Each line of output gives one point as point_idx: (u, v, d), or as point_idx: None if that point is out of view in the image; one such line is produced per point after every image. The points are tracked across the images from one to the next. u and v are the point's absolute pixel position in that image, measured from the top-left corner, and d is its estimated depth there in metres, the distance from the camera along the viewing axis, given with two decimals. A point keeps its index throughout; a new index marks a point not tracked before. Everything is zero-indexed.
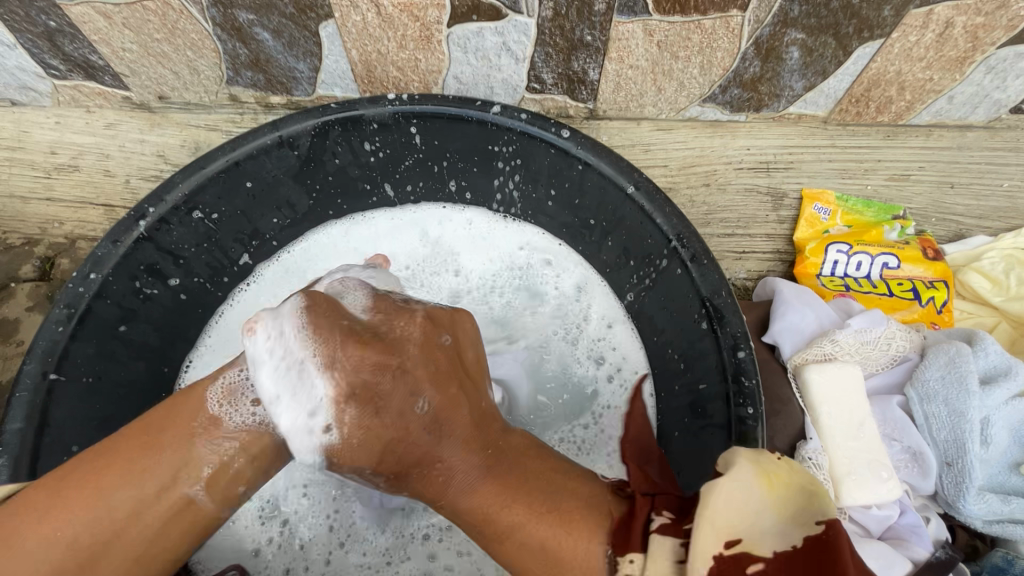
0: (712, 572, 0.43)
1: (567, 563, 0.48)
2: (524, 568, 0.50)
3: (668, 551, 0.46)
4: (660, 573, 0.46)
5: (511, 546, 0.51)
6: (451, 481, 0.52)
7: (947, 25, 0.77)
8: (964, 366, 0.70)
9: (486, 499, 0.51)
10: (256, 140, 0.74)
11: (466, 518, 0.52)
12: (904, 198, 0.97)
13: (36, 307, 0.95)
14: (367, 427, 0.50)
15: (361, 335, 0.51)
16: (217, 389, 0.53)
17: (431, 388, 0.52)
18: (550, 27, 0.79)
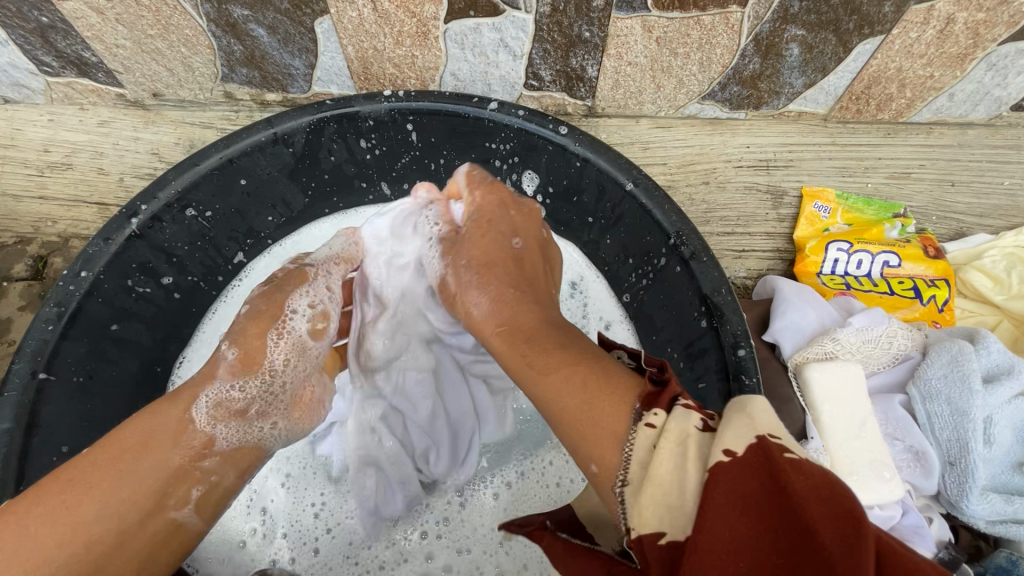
0: (731, 466, 0.35)
1: (598, 414, 0.42)
2: (558, 413, 0.44)
3: (683, 426, 0.38)
4: (678, 440, 0.37)
5: (552, 379, 0.45)
6: (507, 304, 0.57)
7: (948, 21, 0.76)
8: (967, 364, 0.69)
9: (538, 333, 0.52)
10: (250, 136, 0.73)
11: (512, 338, 0.53)
12: (906, 196, 0.96)
13: (29, 306, 0.91)
14: (478, 235, 0.65)
15: (511, 198, 0.69)
16: (204, 402, 0.56)
17: (525, 232, 0.66)
18: (548, 23, 0.78)
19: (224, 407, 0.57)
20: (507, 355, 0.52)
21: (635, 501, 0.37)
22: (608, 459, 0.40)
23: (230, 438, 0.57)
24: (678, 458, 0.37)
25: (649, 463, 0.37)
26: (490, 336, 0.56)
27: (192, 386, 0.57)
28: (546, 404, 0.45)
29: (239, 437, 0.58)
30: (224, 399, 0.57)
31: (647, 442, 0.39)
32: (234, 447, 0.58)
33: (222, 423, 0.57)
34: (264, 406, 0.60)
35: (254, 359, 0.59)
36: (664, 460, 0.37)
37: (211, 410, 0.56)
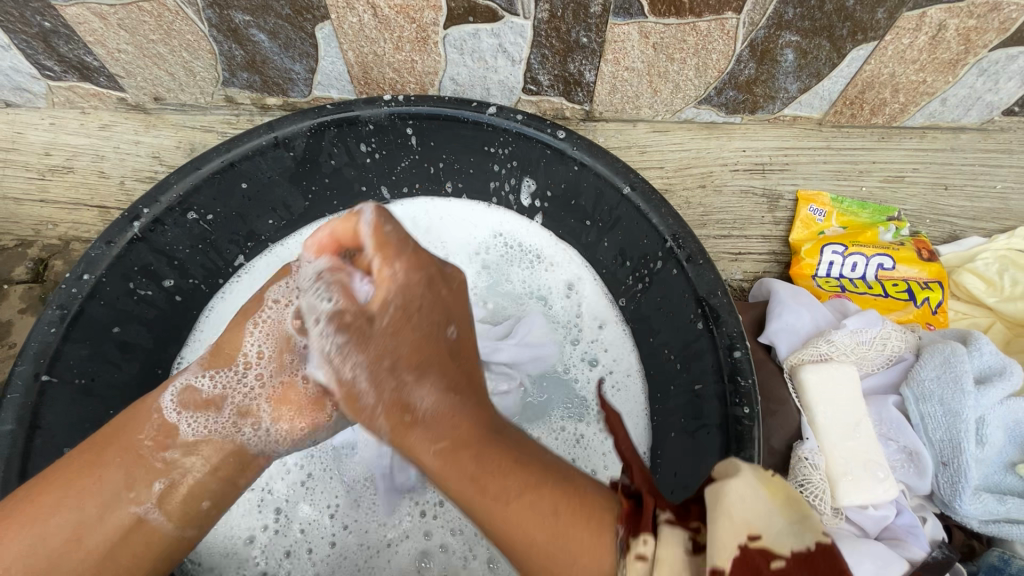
0: None
1: (575, 541, 0.43)
2: (524, 546, 0.45)
3: (675, 555, 0.40)
4: (671, 569, 0.39)
5: (518, 508, 0.45)
6: (443, 417, 0.48)
7: (939, 28, 0.77)
8: (959, 366, 0.70)
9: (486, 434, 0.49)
10: (251, 140, 0.74)
11: (454, 455, 0.47)
12: (900, 199, 0.97)
13: (29, 309, 0.91)
14: (404, 330, 0.50)
15: (438, 273, 0.54)
16: (172, 392, 0.58)
17: (454, 312, 0.55)
18: (546, 29, 0.79)
19: (191, 396, 0.58)
20: (456, 480, 0.47)
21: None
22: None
23: (192, 426, 0.57)
24: None
25: None
26: (428, 456, 0.48)
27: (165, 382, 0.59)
28: (511, 535, 0.45)
29: (205, 426, 0.57)
30: (189, 390, 0.58)
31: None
32: (200, 437, 0.57)
33: (186, 415, 0.57)
34: (236, 397, 0.58)
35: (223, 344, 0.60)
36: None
37: (179, 397, 0.58)
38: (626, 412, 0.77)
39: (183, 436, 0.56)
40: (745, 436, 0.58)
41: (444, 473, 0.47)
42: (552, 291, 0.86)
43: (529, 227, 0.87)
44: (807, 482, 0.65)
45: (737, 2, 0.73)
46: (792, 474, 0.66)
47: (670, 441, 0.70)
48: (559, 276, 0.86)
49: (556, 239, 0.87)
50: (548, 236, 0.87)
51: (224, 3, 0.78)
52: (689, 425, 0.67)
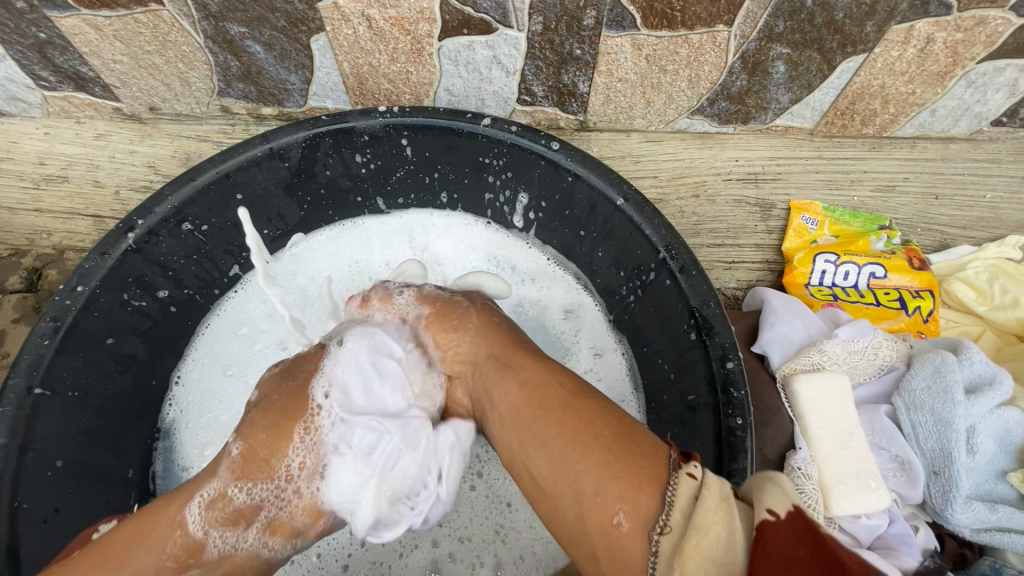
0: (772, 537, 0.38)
1: (642, 441, 0.44)
2: (582, 434, 0.45)
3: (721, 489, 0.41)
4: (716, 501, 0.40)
5: (588, 407, 0.47)
6: (530, 342, 0.60)
7: (927, 41, 0.78)
8: (950, 375, 0.71)
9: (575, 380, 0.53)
10: (246, 152, 0.74)
11: (545, 362, 0.54)
12: (891, 208, 0.98)
13: (22, 319, 0.90)
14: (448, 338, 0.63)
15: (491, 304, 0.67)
16: (199, 502, 0.56)
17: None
18: (540, 41, 0.80)
19: (218, 509, 0.56)
20: (538, 379, 0.51)
21: (672, 552, 0.38)
22: (645, 501, 0.41)
23: (218, 546, 0.56)
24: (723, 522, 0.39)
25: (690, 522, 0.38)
26: (507, 355, 0.56)
27: (190, 487, 0.57)
28: (568, 429, 0.46)
29: (233, 546, 0.57)
30: (216, 500, 0.56)
31: (690, 493, 0.40)
32: (223, 557, 0.56)
33: (214, 531, 0.56)
34: (271, 511, 0.58)
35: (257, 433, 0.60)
36: (710, 510, 0.39)
37: (206, 512, 0.56)
38: None
39: (207, 556, 0.55)
40: (738, 447, 0.58)
41: (523, 372, 0.53)
42: (551, 312, 0.86)
43: (531, 248, 0.89)
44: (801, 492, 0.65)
45: (729, 15, 0.74)
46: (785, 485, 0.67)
47: None
48: (560, 299, 0.87)
49: (551, 259, 0.88)
50: (546, 257, 0.88)
51: (219, 14, 0.78)
52: (683, 435, 0.67)
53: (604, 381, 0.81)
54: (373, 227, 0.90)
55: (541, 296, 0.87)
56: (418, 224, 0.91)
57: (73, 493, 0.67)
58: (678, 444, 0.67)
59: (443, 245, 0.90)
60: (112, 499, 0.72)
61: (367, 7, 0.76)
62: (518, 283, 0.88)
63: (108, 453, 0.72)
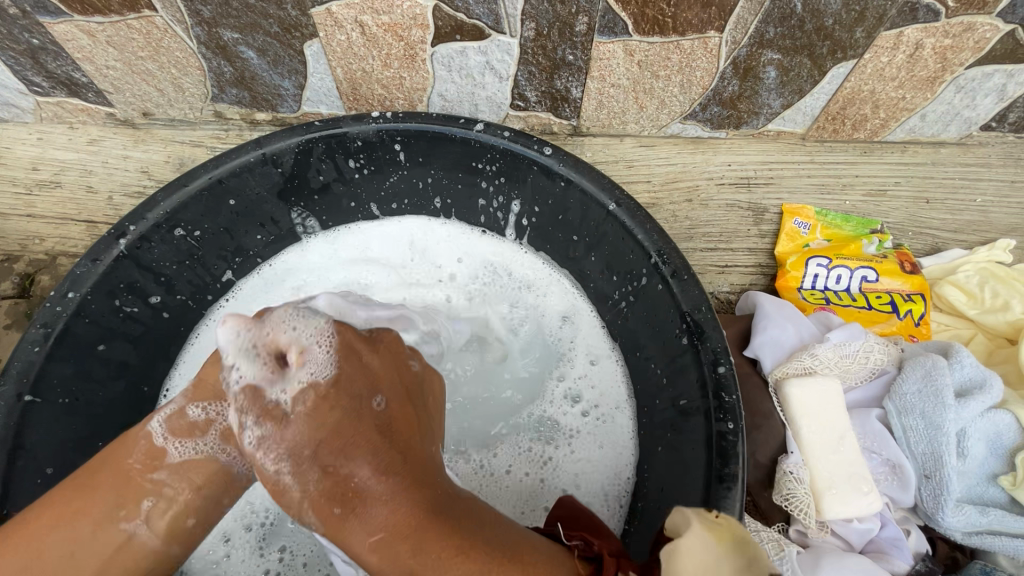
0: None
1: None
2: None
3: None
4: None
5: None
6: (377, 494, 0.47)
7: (916, 47, 0.79)
8: (940, 379, 0.71)
9: (434, 544, 0.46)
10: (239, 158, 0.74)
11: (403, 539, 0.46)
12: (882, 212, 0.98)
13: (14, 324, 0.89)
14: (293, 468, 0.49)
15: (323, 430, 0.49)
16: (159, 416, 0.56)
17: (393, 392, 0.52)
18: (532, 47, 0.80)
19: (175, 418, 0.56)
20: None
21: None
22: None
23: (178, 450, 0.55)
24: None
25: None
26: (360, 544, 0.47)
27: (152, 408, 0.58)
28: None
29: (193, 450, 0.55)
30: (175, 413, 0.56)
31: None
32: (184, 459, 0.55)
33: (173, 439, 0.55)
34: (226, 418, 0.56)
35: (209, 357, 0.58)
36: None
37: (167, 423, 0.55)
38: (610, 442, 0.76)
39: (169, 459, 0.55)
40: (729, 451, 0.58)
41: (387, 564, 0.47)
42: (547, 319, 0.86)
43: (527, 255, 0.89)
44: (792, 495, 0.66)
45: (720, 21, 0.75)
46: (777, 489, 0.68)
47: (656, 455, 0.70)
48: (555, 307, 0.86)
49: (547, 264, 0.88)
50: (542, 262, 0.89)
51: (213, 21, 0.78)
52: (675, 440, 0.67)
53: (599, 388, 0.80)
54: (369, 233, 0.90)
55: (536, 304, 0.87)
56: (414, 229, 0.91)
57: None
58: (671, 449, 0.67)
59: (437, 251, 0.90)
60: None
61: (360, 13, 0.76)
62: (513, 288, 0.88)
63: None
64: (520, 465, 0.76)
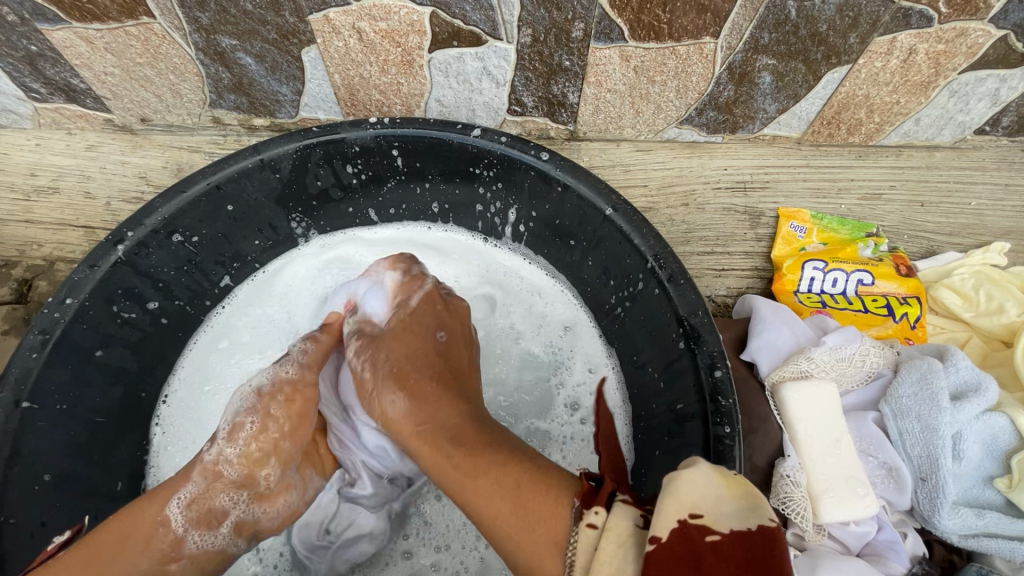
0: (661, 553, 0.40)
1: (530, 517, 0.46)
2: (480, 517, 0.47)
3: (625, 526, 0.43)
4: (619, 541, 0.42)
5: (482, 483, 0.48)
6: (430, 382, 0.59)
7: (910, 52, 0.79)
8: (935, 382, 0.71)
9: (468, 435, 0.53)
10: (237, 164, 0.74)
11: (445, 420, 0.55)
12: (878, 216, 0.99)
13: (11, 330, 0.89)
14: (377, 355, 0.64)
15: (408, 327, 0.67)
16: (177, 502, 0.57)
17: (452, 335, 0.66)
18: (529, 52, 0.81)
19: (197, 507, 0.57)
20: (435, 463, 0.52)
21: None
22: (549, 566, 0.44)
23: (198, 541, 0.58)
24: (621, 555, 0.42)
25: (593, 563, 0.42)
26: (411, 439, 0.56)
27: (170, 486, 0.59)
28: (477, 508, 0.48)
29: (213, 541, 0.58)
30: (200, 497, 0.58)
31: (589, 546, 0.43)
32: (203, 551, 0.58)
33: (193, 529, 0.57)
34: (238, 513, 0.59)
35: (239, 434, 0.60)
36: (605, 562, 0.42)
37: (184, 512, 0.57)
38: None
39: (189, 548, 0.57)
40: (726, 456, 0.58)
41: (424, 446, 0.54)
42: (549, 327, 0.86)
43: (528, 263, 0.89)
44: (789, 499, 0.67)
45: (715, 27, 0.75)
46: (775, 493, 0.68)
47: (653, 459, 0.71)
48: (557, 316, 0.86)
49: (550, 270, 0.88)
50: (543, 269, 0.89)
51: (211, 27, 0.78)
52: (672, 444, 0.67)
53: (595, 398, 0.81)
54: (369, 239, 0.90)
55: (538, 313, 0.87)
56: (413, 235, 0.91)
57: (60, 507, 0.66)
58: (668, 453, 0.68)
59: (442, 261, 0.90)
60: (104, 512, 0.71)
61: (357, 20, 0.77)
62: (516, 295, 0.88)
63: (97, 466, 0.71)
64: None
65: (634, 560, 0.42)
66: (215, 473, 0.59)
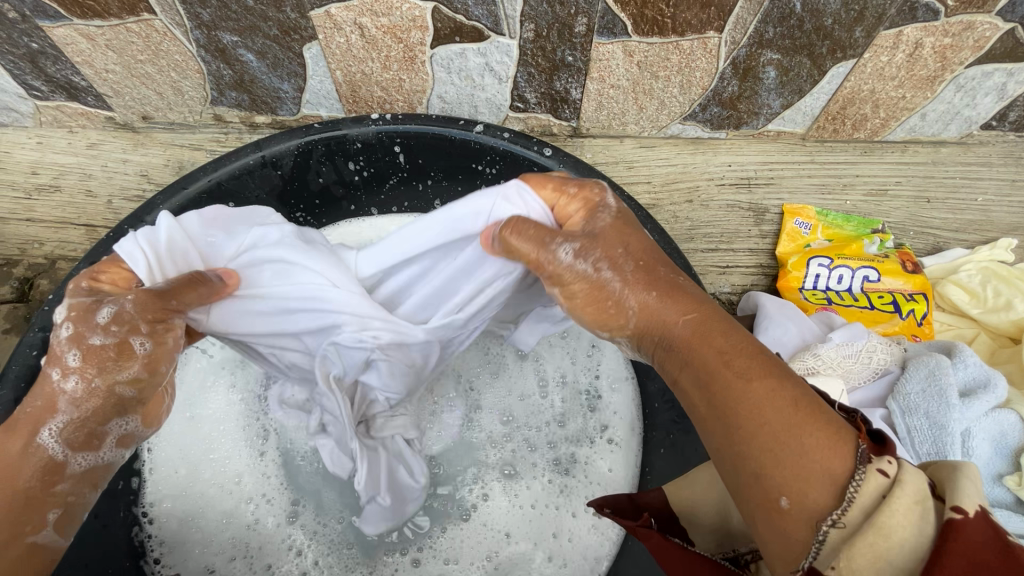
0: (967, 527, 0.32)
1: (810, 445, 0.37)
2: (751, 428, 0.39)
3: (920, 484, 0.35)
4: (916, 498, 0.34)
5: (754, 386, 0.41)
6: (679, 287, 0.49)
7: (916, 46, 0.79)
8: (944, 378, 0.71)
9: (728, 343, 0.44)
10: (238, 160, 0.74)
11: (724, 321, 0.47)
12: (883, 212, 0.98)
13: (13, 329, 0.88)
14: (624, 236, 0.52)
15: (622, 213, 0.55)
16: (49, 430, 0.49)
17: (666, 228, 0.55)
18: (532, 48, 0.80)
19: (75, 431, 0.50)
20: (705, 359, 0.44)
21: (842, 545, 0.35)
22: (815, 497, 0.36)
23: (84, 461, 0.52)
24: (916, 516, 0.33)
25: (879, 510, 0.34)
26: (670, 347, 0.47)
27: (29, 414, 0.50)
28: (749, 413, 0.40)
29: (98, 458, 0.53)
30: (77, 422, 0.50)
31: (876, 491, 0.35)
32: (90, 467, 0.53)
33: (75, 452, 0.51)
34: (125, 425, 0.53)
35: (110, 364, 0.49)
36: (900, 510, 0.33)
37: (61, 438, 0.50)
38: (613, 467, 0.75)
39: (73, 469, 0.52)
40: None
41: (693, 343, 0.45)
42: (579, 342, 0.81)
43: None
44: None
45: (719, 21, 0.75)
46: None
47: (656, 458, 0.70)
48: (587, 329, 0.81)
49: None
50: None
51: (212, 24, 0.78)
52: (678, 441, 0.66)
53: (607, 410, 0.78)
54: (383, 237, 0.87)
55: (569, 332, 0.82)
56: None
57: None
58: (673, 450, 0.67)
59: None
60: (101, 510, 0.68)
61: (359, 15, 0.76)
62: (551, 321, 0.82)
63: None
64: (536, 487, 0.75)
65: (930, 524, 0.33)
66: (92, 396, 0.50)
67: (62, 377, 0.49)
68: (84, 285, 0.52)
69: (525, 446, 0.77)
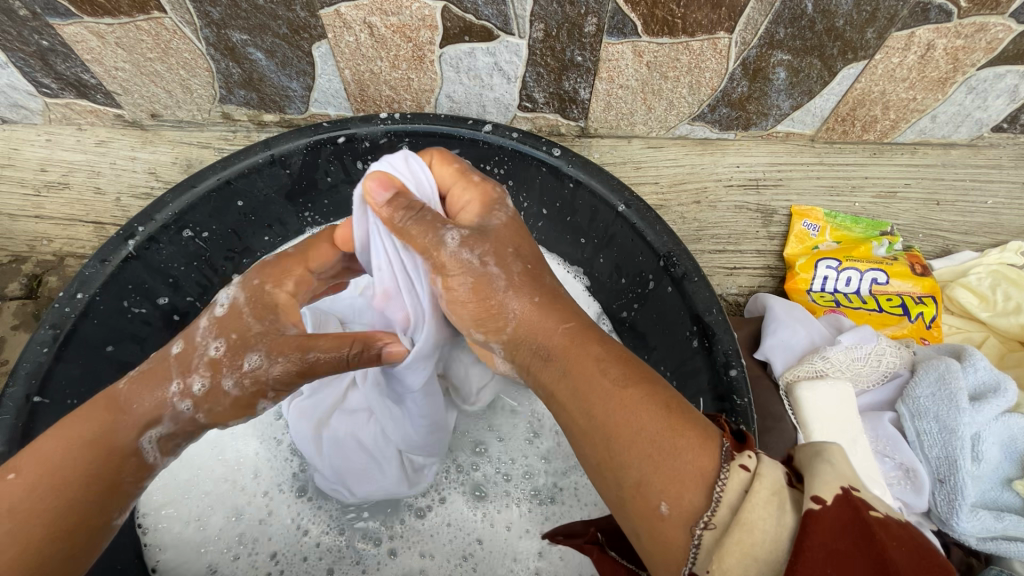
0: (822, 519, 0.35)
1: (682, 448, 0.40)
2: (630, 440, 0.40)
3: (777, 475, 0.38)
4: (774, 490, 0.37)
5: (630, 395, 0.42)
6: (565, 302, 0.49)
7: (928, 47, 0.78)
8: (954, 382, 0.70)
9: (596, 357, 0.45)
10: (247, 159, 0.73)
11: (584, 340, 0.46)
12: (892, 214, 0.97)
13: (22, 326, 0.88)
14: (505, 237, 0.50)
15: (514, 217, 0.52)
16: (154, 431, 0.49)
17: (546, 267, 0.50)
18: (541, 48, 0.80)
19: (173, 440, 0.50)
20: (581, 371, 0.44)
21: (714, 547, 0.37)
22: (689, 497, 0.38)
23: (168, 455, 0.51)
24: (774, 510, 0.36)
25: (740, 506, 0.37)
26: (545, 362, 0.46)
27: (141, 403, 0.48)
28: (622, 422, 0.41)
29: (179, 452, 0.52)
30: (177, 434, 0.50)
31: (740, 486, 0.38)
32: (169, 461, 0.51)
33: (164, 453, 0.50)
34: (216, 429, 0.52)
35: (220, 399, 0.49)
36: (758, 505, 0.36)
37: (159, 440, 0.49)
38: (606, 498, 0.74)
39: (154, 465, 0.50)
40: None
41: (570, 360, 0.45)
42: None
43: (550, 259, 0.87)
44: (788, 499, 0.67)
45: (730, 22, 0.74)
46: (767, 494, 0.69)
47: None
48: None
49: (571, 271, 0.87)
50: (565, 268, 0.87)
51: (222, 22, 0.78)
52: None
53: None
54: None
55: None
56: None
57: None
58: None
59: None
60: None
61: (368, 14, 0.76)
62: None
63: None
64: (508, 510, 0.74)
65: (791, 514, 0.36)
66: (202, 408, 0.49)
67: (180, 392, 0.49)
68: (254, 283, 0.52)
69: (501, 473, 0.76)
